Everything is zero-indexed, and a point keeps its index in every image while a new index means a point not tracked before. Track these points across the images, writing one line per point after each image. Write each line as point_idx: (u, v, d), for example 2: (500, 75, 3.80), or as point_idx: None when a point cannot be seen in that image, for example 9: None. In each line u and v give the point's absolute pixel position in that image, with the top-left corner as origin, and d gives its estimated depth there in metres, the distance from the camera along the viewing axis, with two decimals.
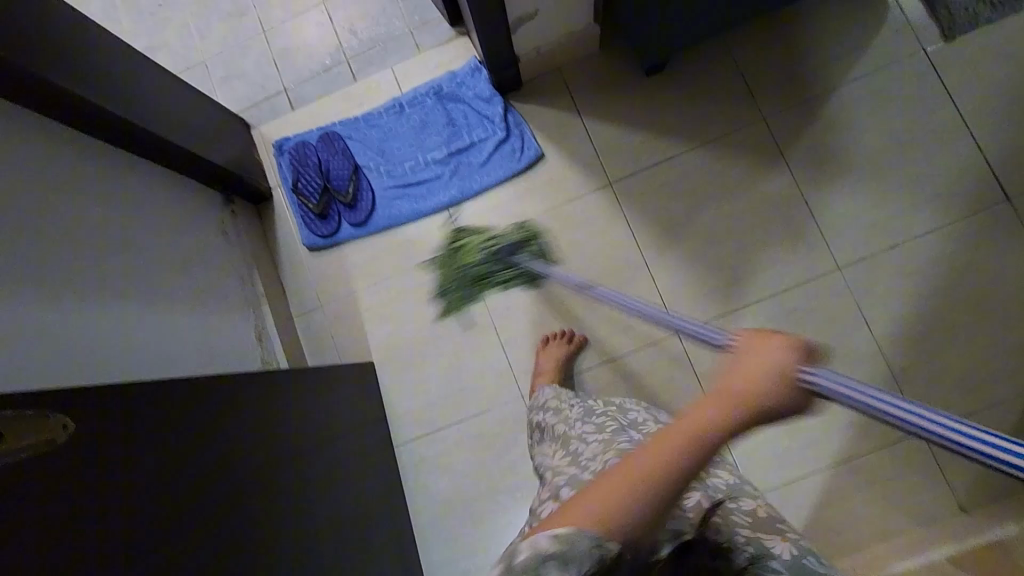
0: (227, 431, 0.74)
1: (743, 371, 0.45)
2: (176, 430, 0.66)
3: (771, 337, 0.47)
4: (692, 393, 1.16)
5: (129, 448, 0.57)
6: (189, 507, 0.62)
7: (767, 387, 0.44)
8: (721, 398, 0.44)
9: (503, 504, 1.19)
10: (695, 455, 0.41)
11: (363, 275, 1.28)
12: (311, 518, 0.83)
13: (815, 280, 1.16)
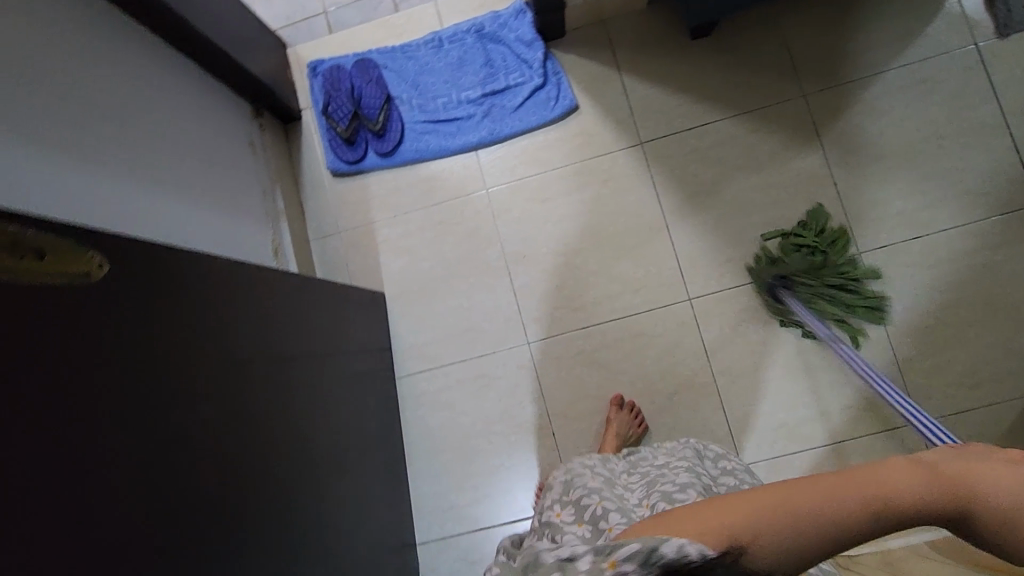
0: (229, 327, 0.72)
1: (951, 471, 0.41)
2: (210, 311, 0.68)
3: (1007, 464, 0.40)
4: (696, 359, 1.17)
5: (122, 314, 0.55)
6: (211, 390, 0.65)
7: (955, 497, 0.39)
8: (936, 477, 0.40)
9: (497, 444, 1.21)
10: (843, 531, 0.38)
11: (384, 208, 1.28)
12: (298, 427, 0.82)
13: None
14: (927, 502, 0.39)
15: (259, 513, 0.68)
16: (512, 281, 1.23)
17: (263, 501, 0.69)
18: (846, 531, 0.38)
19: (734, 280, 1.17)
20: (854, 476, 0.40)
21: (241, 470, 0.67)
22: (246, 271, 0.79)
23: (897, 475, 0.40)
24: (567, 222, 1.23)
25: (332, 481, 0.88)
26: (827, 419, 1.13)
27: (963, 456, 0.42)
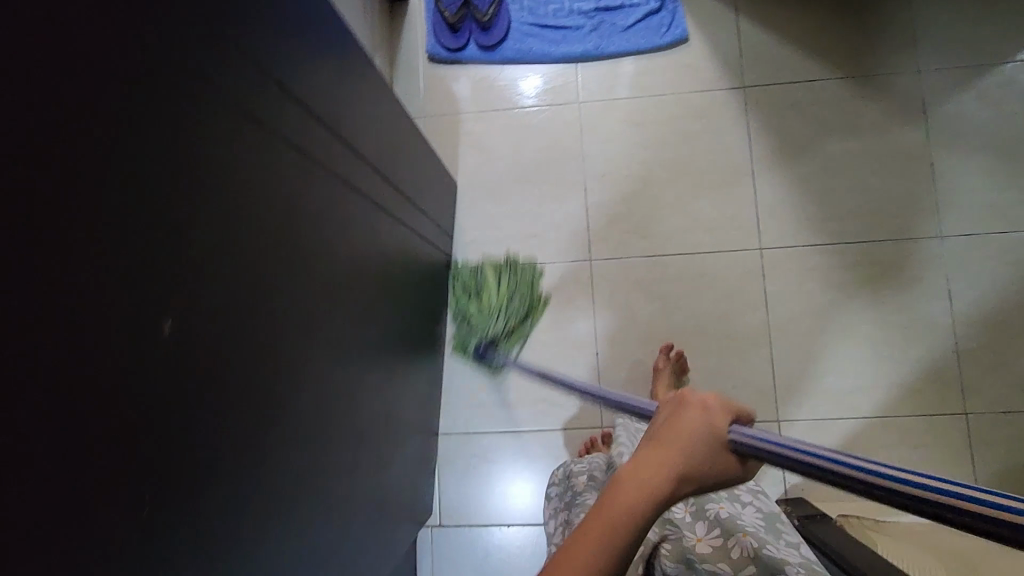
0: (305, 201, 0.55)
1: (652, 457, 0.43)
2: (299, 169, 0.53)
3: (683, 409, 0.44)
4: (754, 307, 1.16)
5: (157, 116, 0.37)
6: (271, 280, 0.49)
7: (678, 462, 0.42)
8: (647, 483, 0.42)
9: (536, 352, 1.20)
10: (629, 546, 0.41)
11: (473, 101, 1.28)
12: (348, 344, 0.66)
13: (913, 240, 1.14)
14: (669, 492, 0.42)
15: (259, 464, 0.49)
16: (585, 197, 1.23)
17: (271, 445, 0.51)
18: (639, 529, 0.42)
19: (808, 238, 1.16)
20: (581, 535, 0.41)
21: (259, 396, 0.49)
22: (347, 139, 0.64)
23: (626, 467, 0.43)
24: (652, 150, 1.22)
25: (363, 421, 0.72)
26: (874, 392, 1.12)
27: (666, 422, 0.44)
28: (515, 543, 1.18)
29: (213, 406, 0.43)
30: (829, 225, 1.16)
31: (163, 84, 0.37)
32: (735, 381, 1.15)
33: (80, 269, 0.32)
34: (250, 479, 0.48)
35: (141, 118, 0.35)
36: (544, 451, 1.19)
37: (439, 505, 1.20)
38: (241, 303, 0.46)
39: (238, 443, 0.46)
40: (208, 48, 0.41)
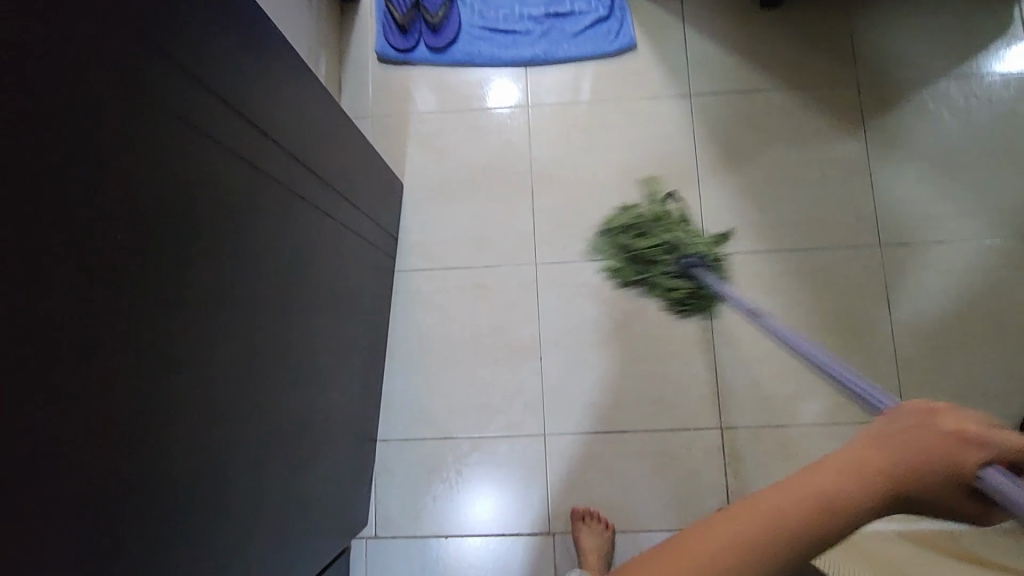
0: (229, 238, 0.59)
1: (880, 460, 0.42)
2: (264, 214, 0.66)
3: (931, 421, 0.43)
4: (698, 313, 1.15)
5: (170, 182, 0.50)
6: (237, 307, 0.62)
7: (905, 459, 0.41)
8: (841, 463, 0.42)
9: (480, 357, 1.18)
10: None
11: (424, 102, 1.27)
12: (260, 374, 0.68)
13: (852, 248, 1.15)
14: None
15: (162, 498, 0.52)
16: (534, 199, 1.22)
17: (157, 482, 0.51)
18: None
19: (753, 245, 1.17)
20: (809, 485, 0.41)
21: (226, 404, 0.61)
22: (279, 180, 0.70)
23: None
24: (600, 154, 1.22)
25: (265, 451, 0.71)
26: (816, 400, 1.12)
27: (906, 428, 0.43)
28: (455, 555, 1.13)
29: (114, 417, 0.46)
30: (772, 232, 1.17)
31: (171, 153, 0.50)
32: (679, 388, 1.14)
33: (90, 281, 0.43)
34: (130, 501, 0.48)
35: (153, 174, 0.48)
36: (483, 459, 1.15)
37: (375, 516, 1.15)
38: (154, 326, 0.49)
39: (172, 451, 0.53)
40: (166, 132, 0.50)
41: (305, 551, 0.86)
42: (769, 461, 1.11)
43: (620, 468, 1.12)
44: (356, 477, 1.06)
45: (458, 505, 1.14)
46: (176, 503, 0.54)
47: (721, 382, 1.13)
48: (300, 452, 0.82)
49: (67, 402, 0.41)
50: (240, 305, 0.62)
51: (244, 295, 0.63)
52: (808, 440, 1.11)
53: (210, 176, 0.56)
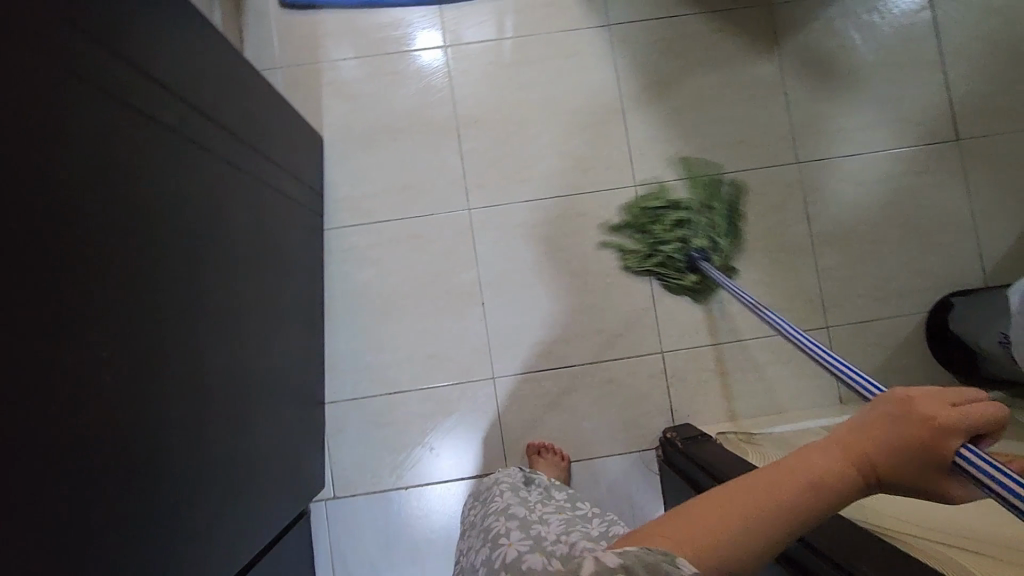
0: (169, 250, 0.64)
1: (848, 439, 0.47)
2: (186, 251, 0.68)
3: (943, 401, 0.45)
4: (634, 243, 1.17)
5: (92, 257, 0.53)
6: (175, 354, 0.64)
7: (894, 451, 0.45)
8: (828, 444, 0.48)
9: (422, 307, 1.16)
10: (814, 493, 0.45)
11: (334, 47, 1.20)
12: (214, 374, 0.73)
13: (773, 169, 1.19)
14: (870, 445, 0.46)
15: (127, 550, 0.56)
16: (462, 142, 1.19)
17: (120, 538, 0.55)
18: (802, 521, 0.45)
19: (680, 171, 1.19)
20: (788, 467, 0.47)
21: (177, 444, 0.64)
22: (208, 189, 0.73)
23: (861, 432, 0.47)
24: (525, 91, 1.20)
25: (231, 433, 0.77)
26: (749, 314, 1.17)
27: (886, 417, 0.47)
28: (417, 505, 1.14)
29: (82, 406, 0.51)
30: (698, 157, 1.19)
31: (91, 228, 0.53)
32: (620, 317, 1.17)
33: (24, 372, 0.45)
34: (115, 496, 0.54)
35: (77, 256, 0.51)
36: (435, 407, 1.15)
37: (333, 477, 1.14)
38: (112, 342, 0.55)
39: (132, 504, 0.57)
40: (84, 209, 0.52)
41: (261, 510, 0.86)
42: (709, 377, 1.16)
43: (570, 401, 1.15)
44: (307, 440, 1.05)
45: (415, 455, 1.14)
46: (159, 489, 0.61)
47: (661, 307, 1.17)
48: (256, 409, 0.85)
49: (35, 400, 0.46)
50: (177, 350, 0.65)
51: (180, 340, 0.66)
52: (743, 351, 1.17)
53: (139, 174, 0.60)
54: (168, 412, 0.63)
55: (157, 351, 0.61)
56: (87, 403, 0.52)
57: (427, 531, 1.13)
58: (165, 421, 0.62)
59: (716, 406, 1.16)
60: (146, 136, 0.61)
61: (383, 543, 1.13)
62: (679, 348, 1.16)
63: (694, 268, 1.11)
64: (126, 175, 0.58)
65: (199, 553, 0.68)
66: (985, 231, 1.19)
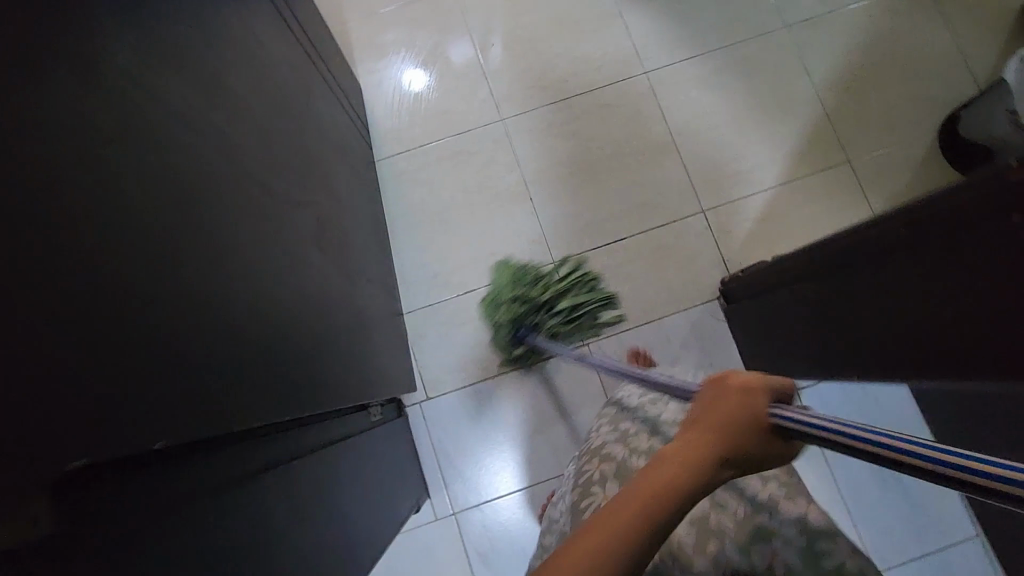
0: (196, 280, 0.41)
1: (690, 437, 0.38)
2: (259, 110, 0.64)
3: (730, 381, 0.40)
4: (656, 121, 1.28)
5: (154, 66, 0.44)
6: (258, 207, 0.57)
7: (746, 433, 0.38)
8: (668, 453, 0.38)
9: (476, 213, 1.26)
10: (660, 504, 0.35)
11: (356, 9, 1.35)
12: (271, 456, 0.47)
13: (765, 36, 1.32)
14: (715, 449, 0.37)
15: (248, 432, 0.44)
16: (485, 66, 1.32)
17: (244, 412, 0.43)
18: (640, 545, 0.35)
19: (682, 54, 1.31)
20: (634, 485, 0.37)
21: (275, 315, 0.54)
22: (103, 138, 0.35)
23: (685, 435, 0.39)
24: (531, 13, 1.33)
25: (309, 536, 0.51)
26: (774, 164, 1.27)
27: (706, 402, 0.40)
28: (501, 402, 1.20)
29: (172, 234, 0.40)
30: (696, 38, 1.31)
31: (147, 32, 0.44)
32: (657, 187, 1.26)
33: (101, 165, 0.34)
34: (237, 354, 0.45)
35: (136, 55, 0.41)
36: None
37: (422, 380, 1.20)
38: (193, 218, 0.44)
39: (247, 369, 0.46)
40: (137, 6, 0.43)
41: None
42: (752, 226, 1.24)
43: (629, 271, 1.23)
44: (394, 335, 1.12)
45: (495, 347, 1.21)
46: (275, 356, 0.52)
47: (693, 172, 1.26)
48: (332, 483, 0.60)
49: (119, 210, 0.35)
50: (260, 206, 0.58)
51: (263, 194, 0.60)
52: (776, 197, 1.25)
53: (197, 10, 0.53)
54: (260, 274, 0.53)
55: (240, 200, 0.53)
56: (179, 234, 0.41)
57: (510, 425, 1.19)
58: (258, 285, 0.52)
59: (765, 251, 1.23)
60: (135, 118, 0.39)
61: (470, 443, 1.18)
62: (718, 204, 1.25)
63: (521, 342, 1.16)
64: (116, 167, 0.36)
65: (314, 432, 0.59)
66: (972, 54, 1.29)
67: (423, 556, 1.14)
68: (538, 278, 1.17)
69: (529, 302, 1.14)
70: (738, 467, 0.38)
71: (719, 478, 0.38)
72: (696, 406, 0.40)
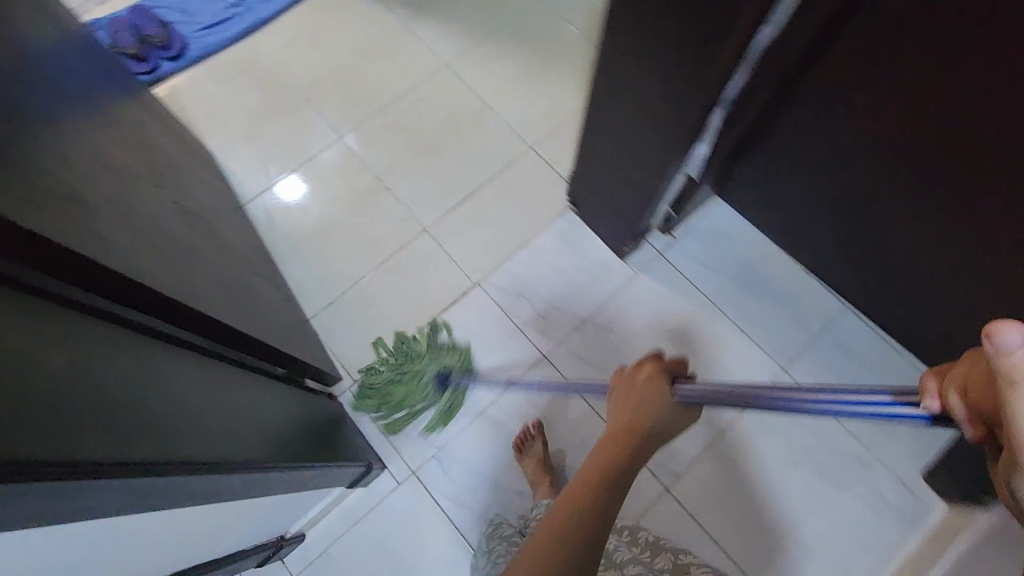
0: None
1: (620, 419, 0.59)
2: (56, 102, 0.79)
3: (643, 365, 0.62)
4: (468, 95, 1.52)
5: None
6: (58, 150, 0.73)
7: (650, 414, 0.58)
8: (606, 441, 0.58)
9: (345, 215, 1.42)
10: (602, 480, 0.53)
11: (188, 96, 1.53)
12: (100, 327, 0.65)
13: (527, 9, 1.62)
14: (630, 435, 0.57)
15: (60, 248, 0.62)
16: (313, 103, 1.53)
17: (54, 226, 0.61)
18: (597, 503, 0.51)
19: (468, 42, 1.58)
20: (583, 475, 0.54)
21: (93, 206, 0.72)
22: None
23: (618, 421, 0.59)
24: (337, 53, 1.58)
25: (168, 383, 0.70)
26: (570, 93, 1.52)
27: (628, 391, 0.61)
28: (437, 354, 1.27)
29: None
30: (474, 28, 1.60)
31: None
32: (487, 142, 1.48)
33: None
34: (45, 201, 0.63)
35: None
36: (394, 273, 1.36)
37: (344, 369, 1.28)
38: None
39: (61, 211, 0.64)
40: None
41: (268, 450, 0.80)
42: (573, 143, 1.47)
43: (490, 212, 1.41)
44: (300, 330, 1.21)
45: (400, 314, 1.32)
46: (96, 221, 0.70)
47: (510, 120, 1.49)
48: (191, 363, 0.78)
49: None
50: (60, 150, 0.74)
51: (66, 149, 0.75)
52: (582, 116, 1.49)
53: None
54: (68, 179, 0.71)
55: (33, 134, 0.70)
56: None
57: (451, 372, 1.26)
58: (66, 183, 0.70)
59: None
60: None
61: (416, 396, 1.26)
62: (539, 137, 1.47)
63: (445, 385, 1.26)
64: None
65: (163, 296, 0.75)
66: None
67: (400, 518, 1.20)
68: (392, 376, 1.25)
69: (401, 373, 1.24)
70: (658, 437, 0.58)
71: (645, 453, 0.58)
72: (616, 396, 0.63)
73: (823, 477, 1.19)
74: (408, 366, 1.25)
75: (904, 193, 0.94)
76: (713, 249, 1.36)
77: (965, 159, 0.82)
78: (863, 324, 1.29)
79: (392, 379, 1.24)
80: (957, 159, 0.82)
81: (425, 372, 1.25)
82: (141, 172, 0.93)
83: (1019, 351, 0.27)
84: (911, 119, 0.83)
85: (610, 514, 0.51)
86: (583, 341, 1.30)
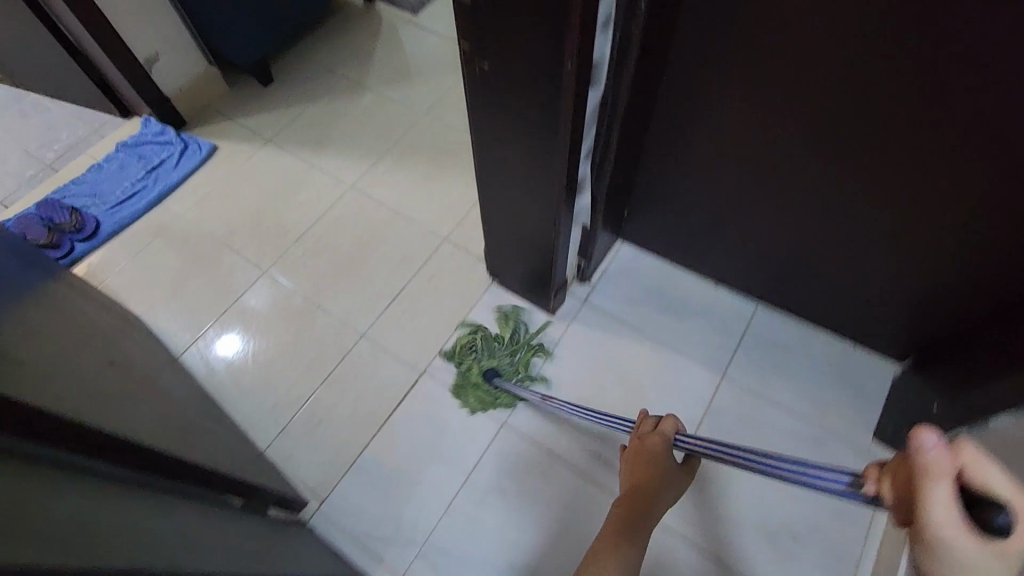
0: None
1: (636, 459, 0.99)
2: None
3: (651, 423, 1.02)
4: (377, 207, 1.66)
5: None
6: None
7: (655, 447, 0.97)
8: (631, 476, 0.98)
9: (282, 340, 1.46)
10: (637, 495, 0.94)
11: (107, 268, 1.58)
12: (84, 467, 0.65)
13: (413, 125, 1.82)
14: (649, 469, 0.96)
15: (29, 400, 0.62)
16: (232, 248, 1.61)
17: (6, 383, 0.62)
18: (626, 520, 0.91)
19: (368, 163, 1.75)
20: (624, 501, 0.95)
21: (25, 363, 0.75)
22: None
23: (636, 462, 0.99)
24: (248, 199, 1.69)
25: (150, 511, 0.70)
26: (468, 184, 1.69)
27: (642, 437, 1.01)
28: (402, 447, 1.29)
29: None
30: (370, 150, 1.77)
31: None
32: (404, 243, 1.59)
33: None
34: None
35: None
36: (340, 382, 1.39)
37: (309, 492, 1.26)
38: None
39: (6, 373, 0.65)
40: None
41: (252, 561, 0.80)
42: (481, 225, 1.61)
43: (420, 303, 1.49)
44: (255, 461, 1.20)
45: (355, 419, 1.34)
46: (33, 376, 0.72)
47: (420, 219, 1.63)
48: (167, 493, 0.77)
49: None
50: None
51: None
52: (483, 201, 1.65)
53: None
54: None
55: None
56: None
57: (416, 462, 1.27)
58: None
59: None
60: None
61: (386, 496, 1.24)
62: (449, 227, 1.61)
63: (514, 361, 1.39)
64: None
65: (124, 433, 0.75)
66: None
67: None
68: (487, 363, 1.39)
69: (484, 362, 1.39)
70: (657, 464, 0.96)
71: (657, 472, 0.96)
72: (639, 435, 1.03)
73: (789, 465, 1.24)
74: (492, 360, 1.39)
75: (759, 186, 1.13)
76: (629, 285, 1.48)
77: (789, 143, 1.02)
78: (775, 317, 1.43)
79: (501, 356, 1.40)
80: (788, 144, 1.02)
81: (501, 362, 1.39)
82: (69, 335, 0.97)
83: (931, 446, 0.35)
84: (745, 122, 1.02)
85: (634, 536, 0.89)
86: (535, 398, 1.34)
